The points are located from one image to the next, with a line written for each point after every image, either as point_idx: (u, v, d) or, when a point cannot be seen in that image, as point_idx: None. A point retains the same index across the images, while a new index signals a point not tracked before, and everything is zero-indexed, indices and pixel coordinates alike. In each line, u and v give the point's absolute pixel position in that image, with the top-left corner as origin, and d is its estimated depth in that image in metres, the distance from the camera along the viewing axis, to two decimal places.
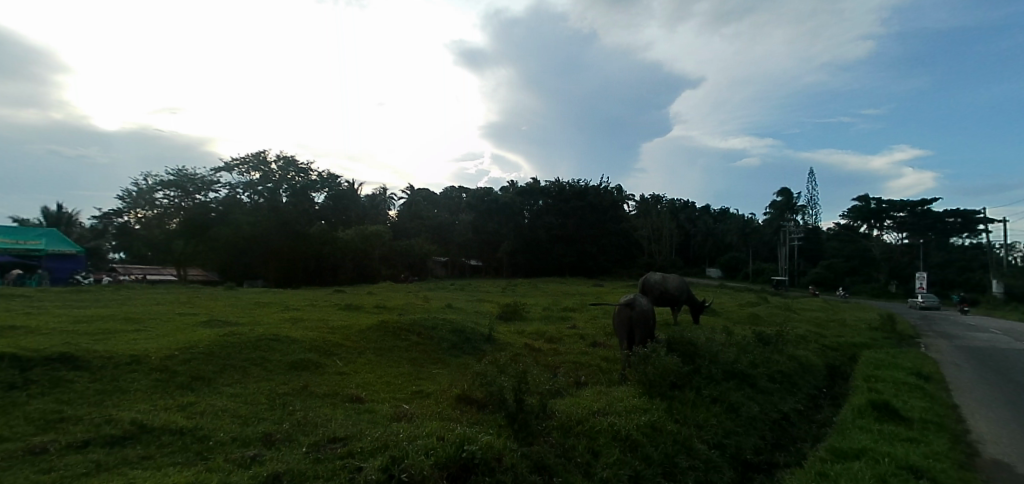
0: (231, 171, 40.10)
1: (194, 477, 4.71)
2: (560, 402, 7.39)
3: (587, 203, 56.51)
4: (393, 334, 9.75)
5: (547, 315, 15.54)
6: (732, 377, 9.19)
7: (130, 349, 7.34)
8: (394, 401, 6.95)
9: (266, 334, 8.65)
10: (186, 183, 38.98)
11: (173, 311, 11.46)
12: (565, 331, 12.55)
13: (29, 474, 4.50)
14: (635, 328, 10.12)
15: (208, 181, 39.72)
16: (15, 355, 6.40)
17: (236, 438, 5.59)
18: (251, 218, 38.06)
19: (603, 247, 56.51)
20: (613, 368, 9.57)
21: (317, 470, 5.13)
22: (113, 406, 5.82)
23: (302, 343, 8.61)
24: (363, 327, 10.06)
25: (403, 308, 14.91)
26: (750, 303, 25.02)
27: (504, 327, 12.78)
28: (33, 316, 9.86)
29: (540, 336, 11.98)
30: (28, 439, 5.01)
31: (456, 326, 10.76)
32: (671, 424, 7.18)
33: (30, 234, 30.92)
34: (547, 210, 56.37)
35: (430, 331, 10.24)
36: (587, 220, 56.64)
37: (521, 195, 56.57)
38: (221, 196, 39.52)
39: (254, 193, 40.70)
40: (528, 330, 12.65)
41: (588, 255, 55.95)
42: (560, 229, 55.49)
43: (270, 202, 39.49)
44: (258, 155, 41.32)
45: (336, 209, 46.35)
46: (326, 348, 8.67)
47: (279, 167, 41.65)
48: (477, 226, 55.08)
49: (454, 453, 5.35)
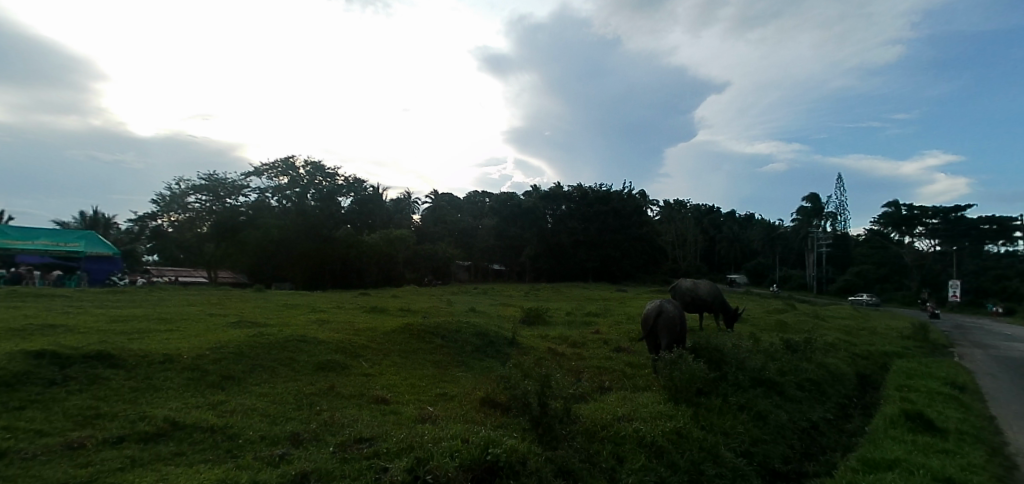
0: (261, 175, 40.90)
1: (225, 475, 4.77)
2: (583, 406, 7.32)
3: (611, 208, 55.96)
4: (416, 337, 9.80)
5: (570, 320, 15.45)
6: (759, 384, 8.95)
7: (162, 348, 7.51)
8: (418, 403, 6.97)
9: (294, 335, 8.81)
10: (217, 187, 39.28)
11: (205, 312, 11.74)
12: (589, 336, 12.43)
13: (69, 467, 4.64)
14: (661, 333, 10.05)
15: (238, 185, 40.42)
16: (55, 353, 6.60)
17: (264, 437, 5.67)
18: (280, 221, 38.81)
19: (627, 252, 55.91)
20: (637, 373, 9.41)
21: (344, 470, 5.19)
22: (147, 403, 5.95)
23: (329, 344, 8.72)
24: (388, 330, 10.12)
25: (428, 311, 14.93)
26: (777, 310, 24.47)
27: (527, 331, 12.71)
28: (72, 316, 10.18)
29: (563, 340, 11.89)
30: (66, 433, 5.16)
31: (480, 330, 10.77)
32: (697, 432, 7.05)
33: (68, 237, 31.19)
34: (569, 215, 56.18)
35: (454, 334, 10.24)
36: (609, 224, 56.27)
37: (544, 199, 56.52)
38: (251, 199, 40.17)
39: (283, 197, 41.31)
40: (551, 334, 12.57)
41: (611, 259, 55.43)
42: (582, 234, 55.28)
43: (299, 206, 40.14)
44: (288, 161, 42.20)
45: (361, 213, 46.86)
46: (352, 350, 8.77)
47: (307, 172, 42.23)
48: (500, 231, 54.98)
49: (479, 456, 5.39)
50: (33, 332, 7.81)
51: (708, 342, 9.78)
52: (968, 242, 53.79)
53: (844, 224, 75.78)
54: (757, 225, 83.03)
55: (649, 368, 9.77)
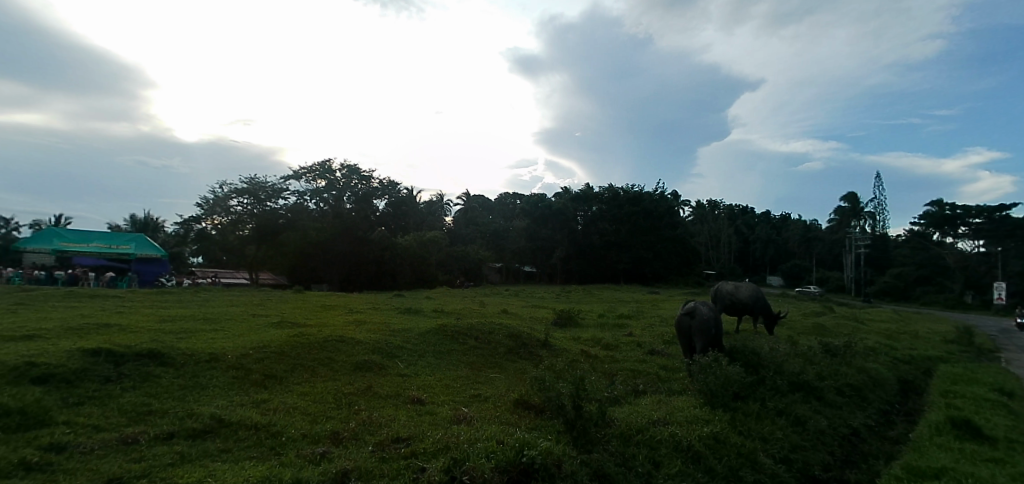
0: (300, 178, 41.80)
1: (271, 473, 5.01)
2: (618, 409, 7.27)
3: (642, 208, 55.14)
4: (450, 338, 9.88)
5: (603, 322, 15.32)
6: (798, 389, 8.68)
7: (208, 347, 7.74)
8: (453, 404, 6.99)
9: (333, 336, 8.94)
10: (258, 190, 40.34)
11: (250, 312, 12.07)
12: (621, 339, 12.32)
13: (123, 463, 4.92)
14: (696, 335, 9.88)
15: (278, 189, 41.33)
16: (110, 350, 6.88)
17: (306, 435, 5.87)
18: (318, 224, 39.51)
19: (659, 253, 55.48)
20: (672, 377, 9.26)
21: (383, 469, 5.40)
22: (194, 400, 6.15)
23: (366, 345, 8.84)
24: (422, 331, 10.24)
25: (461, 312, 14.98)
26: (814, 313, 23.78)
27: (559, 333, 12.63)
28: (124, 315, 10.55)
29: (596, 342, 11.81)
30: (120, 430, 5.42)
31: (513, 331, 10.71)
32: (735, 437, 6.96)
33: (120, 239, 32.32)
34: (601, 216, 55.45)
35: (486, 336, 10.26)
36: (641, 225, 55.57)
37: (575, 201, 56.11)
38: (289, 202, 41.01)
39: (321, 200, 42.33)
40: (584, 336, 12.50)
41: (643, 261, 54.71)
42: (613, 236, 54.66)
43: (335, 209, 41.18)
44: (325, 164, 43.09)
45: (395, 215, 47.42)
46: (389, 351, 8.87)
47: (343, 175, 43.12)
48: (531, 232, 54.32)
49: (514, 458, 5.50)
50: (89, 331, 8.12)
51: (744, 345, 9.56)
52: (1014, 243, 50.56)
53: (883, 224, 73.23)
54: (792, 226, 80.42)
55: (684, 372, 9.60)
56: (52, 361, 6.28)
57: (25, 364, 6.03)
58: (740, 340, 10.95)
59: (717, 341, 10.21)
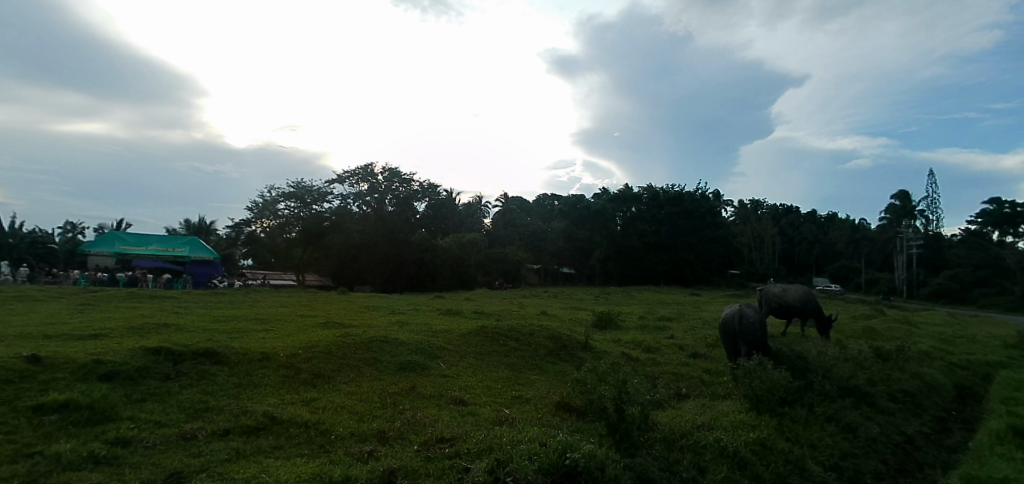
0: (343, 182, 42.77)
1: (321, 469, 5.16)
2: (661, 413, 7.17)
3: (682, 209, 53.67)
4: (490, 339, 9.94)
5: (643, 324, 15.13)
6: (849, 395, 8.36)
7: (259, 347, 8.00)
8: (495, 405, 7.02)
9: (377, 336, 9.10)
10: (304, 194, 41.07)
11: (298, 313, 12.42)
12: (662, 341, 12.15)
13: (184, 457, 5.14)
14: (741, 339, 9.68)
15: (323, 192, 42.12)
16: (170, 350, 7.18)
17: (354, 434, 6.00)
18: (361, 226, 40.36)
19: (700, 254, 53.93)
20: (716, 381, 9.06)
21: (428, 469, 5.47)
22: (248, 398, 6.37)
23: (408, 346, 8.96)
24: (464, 332, 10.33)
25: (501, 313, 15.06)
26: (864, 315, 22.89)
27: (599, 335, 12.55)
28: (183, 316, 11.00)
29: (636, 345, 11.68)
30: (180, 425, 5.69)
31: (553, 333, 10.67)
32: (782, 443, 6.77)
33: (176, 241, 33.63)
34: (639, 217, 54.35)
35: (527, 337, 10.26)
36: (681, 226, 54.35)
37: (614, 201, 55.01)
38: (334, 205, 42.07)
39: (364, 203, 42.79)
40: (625, 338, 12.38)
41: (684, 263, 53.58)
42: (653, 237, 53.60)
43: (378, 212, 41.92)
44: (367, 168, 43.97)
45: (435, 218, 47.43)
46: (431, 351, 8.96)
47: (385, 178, 43.55)
48: (569, 234, 54.64)
49: (557, 460, 5.49)
50: (150, 330, 8.50)
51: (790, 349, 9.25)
52: None
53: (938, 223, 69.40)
54: (838, 226, 76.74)
55: (729, 375, 9.39)
56: (117, 359, 6.63)
57: (94, 361, 6.44)
58: (786, 344, 10.65)
59: (763, 344, 9.95)
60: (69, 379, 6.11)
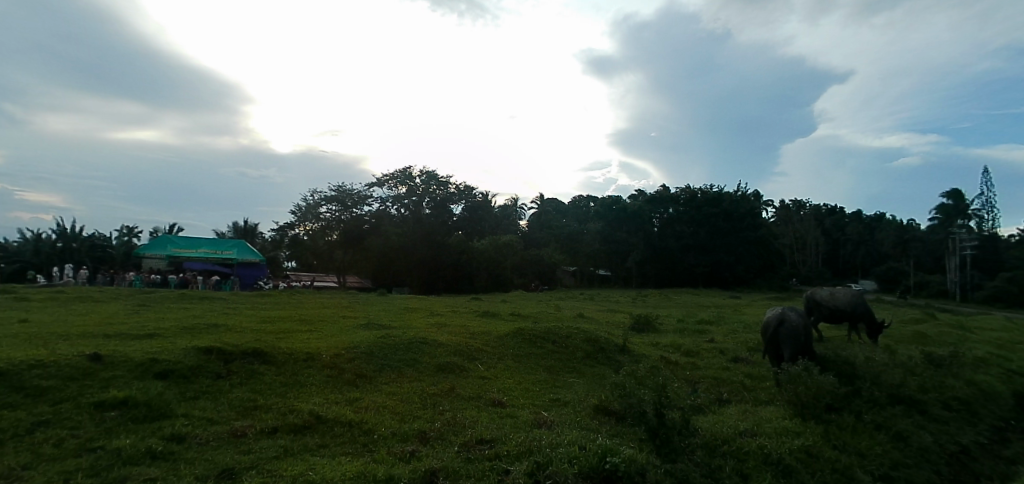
0: (383, 185, 43.70)
1: (365, 468, 5.27)
2: (702, 418, 7.06)
3: (722, 210, 52.84)
4: (528, 341, 9.96)
5: (681, 328, 14.93)
6: (899, 402, 8.06)
7: (304, 347, 8.22)
8: (534, 407, 7.03)
9: (417, 337, 9.22)
10: (345, 198, 42.80)
11: (341, 314, 12.67)
12: (702, 345, 11.96)
13: (235, 454, 5.31)
14: (783, 343, 9.45)
15: (363, 196, 43.57)
16: (220, 349, 7.45)
17: (396, 433, 6.09)
18: (399, 229, 41.09)
19: (741, 256, 52.86)
20: (758, 386, 8.88)
21: (469, 469, 5.51)
22: (294, 397, 6.55)
23: (447, 347, 9.05)
24: (501, 334, 10.38)
25: (537, 316, 15.06)
26: (914, 320, 21.94)
27: (637, 338, 12.43)
28: (231, 316, 11.37)
29: (675, 349, 11.52)
30: (231, 422, 5.89)
31: (590, 336, 10.62)
32: (829, 451, 6.57)
33: (225, 245, 34.85)
34: (677, 219, 53.95)
35: (565, 339, 10.24)
36: (721, 227, 53.30)
37: (651, 202, 54.71)
38: (373, 209, 43.16)
39: (402, 205, 44.17)
40: (663, 342, 12.24)
41: (723, 265, 52.68)
42: (691, 239, 53.06)
43: (415, 215, 42.77)
44: (406, 171, 44.91)
45: (472, 219, 48.95)
46: (469, 353, 9.03)
47: (423, 181, 44.74)
48: (606, 235, 54.34)
49: (597, 464, 5.47)
50: (201, 330, 8.83)
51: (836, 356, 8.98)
52: None
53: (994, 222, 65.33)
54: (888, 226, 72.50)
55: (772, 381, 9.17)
56: (172, 358, 6.95)
57: (151, 360, 6.74)
58: (830, 350, 10.35)
59: (807, 348, 9.70)
60: (127, 376, 6.43)
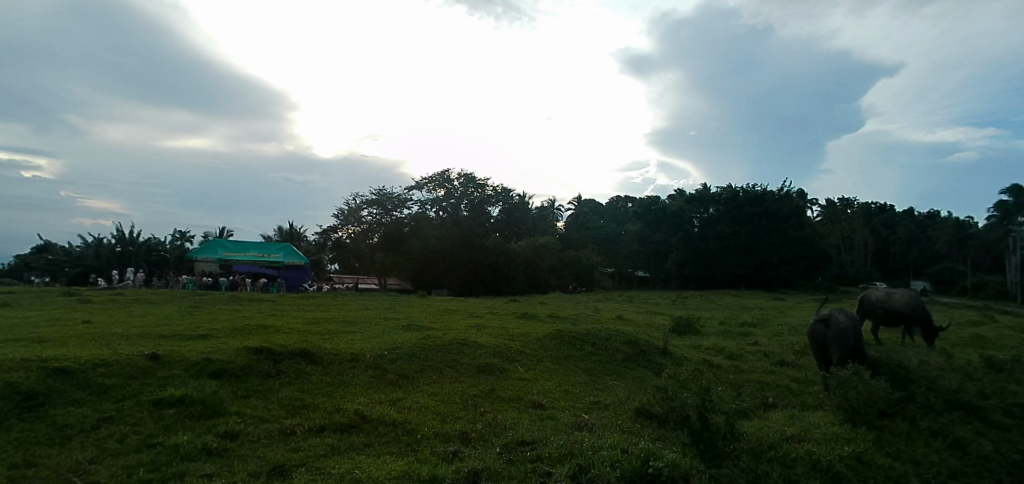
0: (422, 188, 44.71)
1: (409, 467, 5.35)
2: (747, 423, 6.92)
3: (765, 209, 50.63)
4: (567, 343, 9.96)
5: (723, 330, 14.65)
6: (957, 409, 7.42)
7: (349, 347, 8.42)
8: (574, 410, 7.01)
9: (456, 339, 9.32)
10: (385, 202, 45.31)
11: (383, 316, 12.94)
12: (745, 348, 11.73)
13: (285, 451, 5.48)
14: (832, 346, 9.13)
15: (403, 200, 45.22)
16: (270, 349, 7.70)
17: (438, 434, 6.16)
18: (439, 232, 41.55)
19: (785, 257, 50.65)
20: (805, 390, 8.63)
21: (511, 471, 5.52)
22: (341, 397, 6.72)
23: (487, 349, 9.12)
24: (540, 336, 10.42)
25: (576, 317, 15.09)
26: (977, 323, 20.72)
27: (678, 341, 12.28)
28: (278, 317, 11.80)
29: (718, 352, 11.32)
30: (281, 421, 6.07)
31: (630, 338, 10.56)
32: (881, 458, 6.29)
33: (272, 248, 35.95)
34: (718, 219, 52.04)
35: (604, 341, 10.21)
36: (763, 227, 50.85)
37: (691, 202, 53.63)
38: (412, 212, 44.20)
39: (440, 208, 45.81)
40: (705, 344, 12.05)
41: (766, 266, 50.73)
42: (733, 239, 50.94)
43: (453, 218, 43.89)
44: (444, 174, 46.04)
45: (508, 222, 49.45)
46: (509, 354, 9.07)
47: (461, 184, 46.31)
48: (644, 237, 54.53)
49: (639, 468, 5.40)
50: (251, 331, 9.16)
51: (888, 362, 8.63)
52: None
53: None
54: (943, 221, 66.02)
55: (820, 385, 8.89)
56: (224, 358, 7.25)
57: (205, 360, 7.03)
58: (883, 354, 9.96)
59: (857, 351, 9.35)
60: (185, 375, 6.74)
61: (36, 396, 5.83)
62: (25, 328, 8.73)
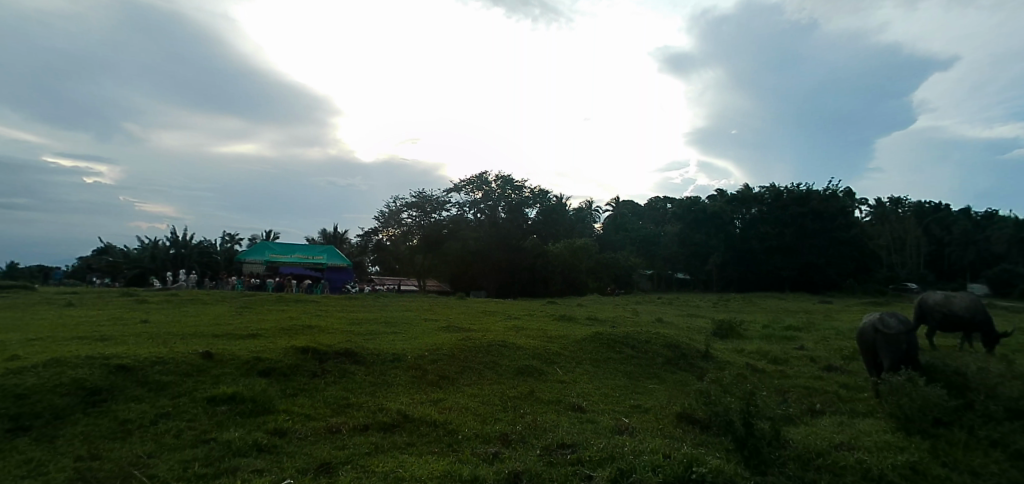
0: (461, 191, 45.01)
1: (450, 467, 5.41)
2: (793, 430, 6.76)
3: (811, 209, 48.60)
4: (607, 346, 9.92)
5: (767, 334, 14.29)
6: (1020, 418, 6.91)
7: (390, 348, 8.59)
8: (614, 413, 6.97)
9: (495, 341, 9.38)
10: (424, 204, 44.98)
11: (421, 317, 13.07)
12: (790, 352, 11.43)
13: (331, 448, 5.61)
14: (883, 350, 8.81)
15: (440, 202, 45.50)
16: (315, 349, 7.91)
17: (479, 434, 6.21)
18: (476, 233, 42.34)
19: (831, 258, 48.63)
20: (854, 397, 8.36)
21: (552, 473, 5.50)
22: (384, 397, 6.86)
23: (526, 351, 9.15)
24: (578, 338, 10.40)
25: (615, 320, 14.95)
26: None
27: (721, 345, 12.06)
28: (321, 317, 12.07)
29: (761, 356, 11.07)
30: (327, 419, 6.23)
31: (670, 341, 10.43)
32: (937, 468, 6.01)
33: (316, 250, 36.59)
34: (761, 219, 51.47)
35: (644, 345, 10.11)
36: (809, 228, 49.05)
37: (732, 204, 53.33)
38: (451, 214, 44.51)
39: (478, 210, 45.32)
40: (748, 348, 11.80)
41: (813, 267, 48.89)
42: (777, 241, 49.61)
43: (491, 220, 43.83)
44: (482, 176, 46.08)
45: (545, 223, 48.44)
46: (548, 357, 9.06)
47: (499, 186, 45.53)
48: (684, 238, 53.84)
49: (682, 473, 5.30)
50: (297, 331, 9.42)
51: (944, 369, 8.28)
52: None
53: None
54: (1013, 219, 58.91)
55: (870, 392, 8.60)
56: (273, 357, 7.50)
57: (255, 359, 7.29)
58: (937, 360, 9.54)
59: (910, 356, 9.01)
60: (236, 373, 6.99)
61: (99, 391, 6.15)
62: (89, 327, 9.17)
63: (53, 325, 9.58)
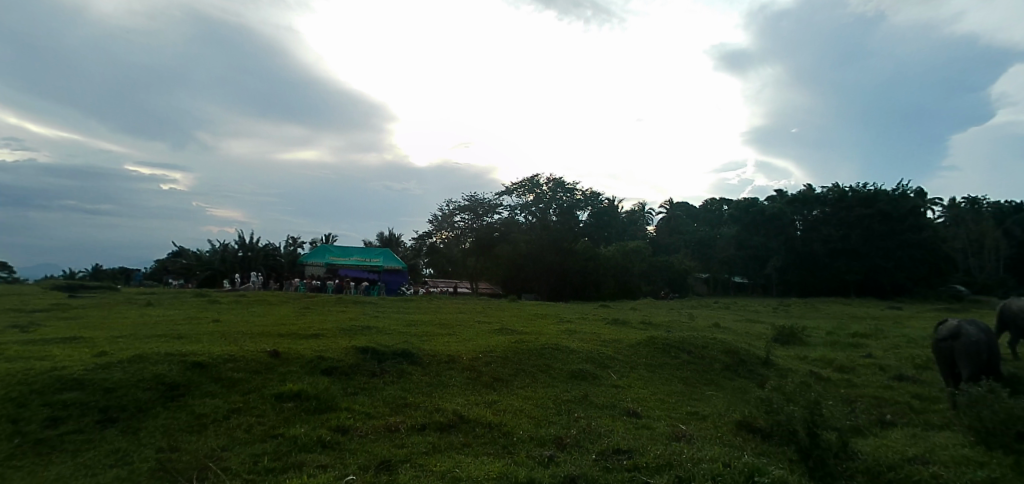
0: (512, 194, 45.30)
1: (506, 469, 5.45)
2: (861, 441, 6.50)
3: (876, 210, 46.77)
4: (662, 350, 9.84)
5: (831, 341, 13.74)
6: None
7: (447, 349, 8.77)
8: (670, 420, 6.87)
9: (548, 343, 9.44)
10: (475, 207, 47.35)
11: (476, 320, 13.24)
12: (857, 360, 10.96)
13: (391, 447, 5.76)
14: (961, 361, 8.31)
15: (493, 205, 46.48)
16: (374, 349, 8.20)
17: (534, 437, 6.24)
18: (528, 236, 41.94)
19: (901, 262, 46.67)
20: (927, 409, 7.95)
21: (608, 478, 5.46)
22: (440, 397, 7.01)
23: (579, 354, 9.16)
24: (632, 342, 10.34)
25: (670, 324, 14.73)
26: None
27: (782, 352, 11.71)
28: (382, 319, 12.48)
29: (825, 364, 10.68)
30: (386, 418, 6.40)
31: (728, 347, 10.21)
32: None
33: (374, 253, 37.69)
34: (824, 220, 49.72)
35: (701, 350, 9.96)
36: (876, 230, 47.09)
37: (792, 204, 51.72)
38: (502, 217, 45.18)
39: (529, 212, 45.62)
40: (811, 355, 11.41)
41: (879, 270, 46.84)
42: (840, 243, 48.20)
43: (542, 222, 43.71)
44: (533, 180, 46.50)
45: (598, 225, 49.79)
46: (601, 361, 9.04)
47: (550, 189, 46.29)
48: (741, 240, 50.99)
49: (745, 481, 5.17)
50: (357, 331, 9.77)
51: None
52: None
53: None
54: None
55: (945, 403, 8.14)
56: (336, 356, 7.81)
57: (319, 358, 7.59)
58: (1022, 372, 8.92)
59: (989, 367, 8.52)
60: (300, 371, 7.30)
61: (177, 386, 6.53)
62: (166, 326, 9.73)
63: (135, 324, 10.25)
